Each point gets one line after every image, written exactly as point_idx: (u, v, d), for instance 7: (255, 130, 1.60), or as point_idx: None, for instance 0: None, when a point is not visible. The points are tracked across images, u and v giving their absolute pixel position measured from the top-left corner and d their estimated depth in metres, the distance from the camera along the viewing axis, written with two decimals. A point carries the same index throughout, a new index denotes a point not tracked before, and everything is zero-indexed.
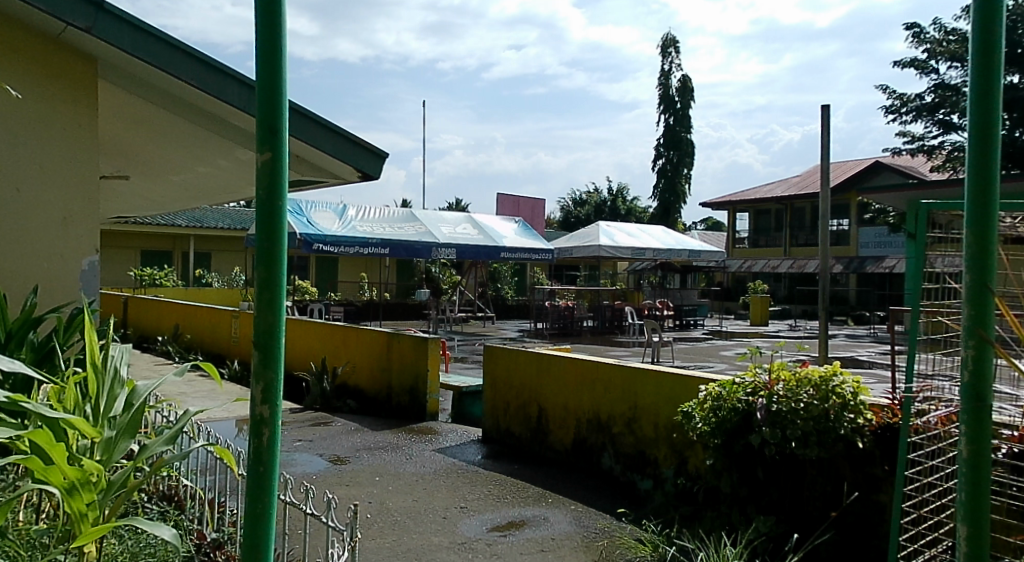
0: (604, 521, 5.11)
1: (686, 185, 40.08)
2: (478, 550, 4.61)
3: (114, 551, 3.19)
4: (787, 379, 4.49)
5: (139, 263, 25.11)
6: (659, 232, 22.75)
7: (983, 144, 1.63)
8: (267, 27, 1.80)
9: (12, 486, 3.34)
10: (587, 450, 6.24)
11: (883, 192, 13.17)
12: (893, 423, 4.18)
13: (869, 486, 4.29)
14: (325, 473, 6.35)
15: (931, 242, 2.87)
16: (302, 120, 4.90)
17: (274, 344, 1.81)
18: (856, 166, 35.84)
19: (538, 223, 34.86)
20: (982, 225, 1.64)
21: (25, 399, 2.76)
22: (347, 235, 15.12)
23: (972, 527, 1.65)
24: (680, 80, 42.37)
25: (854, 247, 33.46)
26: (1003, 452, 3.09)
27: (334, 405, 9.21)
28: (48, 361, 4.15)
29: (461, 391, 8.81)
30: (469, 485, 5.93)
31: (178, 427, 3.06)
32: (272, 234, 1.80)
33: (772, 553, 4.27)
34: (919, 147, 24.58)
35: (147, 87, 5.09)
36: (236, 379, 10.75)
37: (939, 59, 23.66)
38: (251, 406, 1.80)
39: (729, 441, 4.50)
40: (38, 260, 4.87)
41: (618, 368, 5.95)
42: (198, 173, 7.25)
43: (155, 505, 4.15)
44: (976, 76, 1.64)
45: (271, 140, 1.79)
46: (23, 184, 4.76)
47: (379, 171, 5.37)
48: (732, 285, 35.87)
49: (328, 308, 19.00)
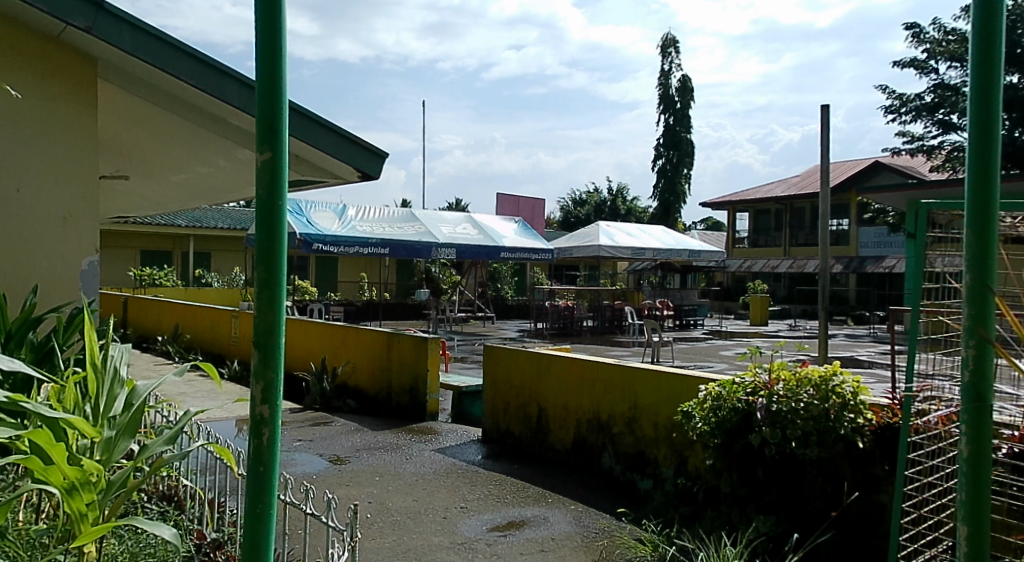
0: (604, 521, 5.11)
1: (686, 185, 40.07)
2: (479, 550, 4.60)
3: (115, 550, 3.19)
4: (787, 379, 4.48)
5: (139, 263, 25.11)
6: (659, 232, 22.74)
7: (983, 145, 1.63)
8: (266, 26, 1.79)
9: (12, 486, 3.34)
10: (587, 450, 6.24)
11: (884, 191, 13.16)
12: (893, 423, 4.18)
13: (869, 486, 4.29)
14: (325, 473, 6.35)
15: (931, 242, 2.88)
16: (302, 120, 4.90)
17: (274, 344, 1.81)
18: (856, 166, 35.83)
19: (537, 223, 34.86)
20: (983, 224, 1.64)
21: (25, 399, 2.76)
22: (347, 235, 15.12)
23: (972, 526, 1.65)
24: (680, 80, 42.35)
25: (854, 247, 33.46)
26: (1004, 452, 3.09)
27: (334, 405, 9.21)
28: (48, 360, 4.15)
29: (461, 391, 8.80)
30: (469, 485, 5.93)
31: (178, 427, 3.06)
32: (272, 233, 1.80)
33: (772, 553, 4.27)
34: (919, 147, 24.56)
35: (147, 87, 5.09)
36: (236, 379, 10.74)
37: (939, 58, 23.64)
38: (251, 405, 1.80)
39: (729, 441, 4.50)
40: (38, 260, 4.88)
41: (618, 368, 5.95)
42: (198, 172, 7.24)
43: (154, 505, 4.15)
44: (976, 76, 1.64)
45: (271, 139, 1.79)
46: (23, 184, 4.76)
47: (379, 171, 5.37)
48: (732, 285, 35.87)
49: (328, 308, 19.00)
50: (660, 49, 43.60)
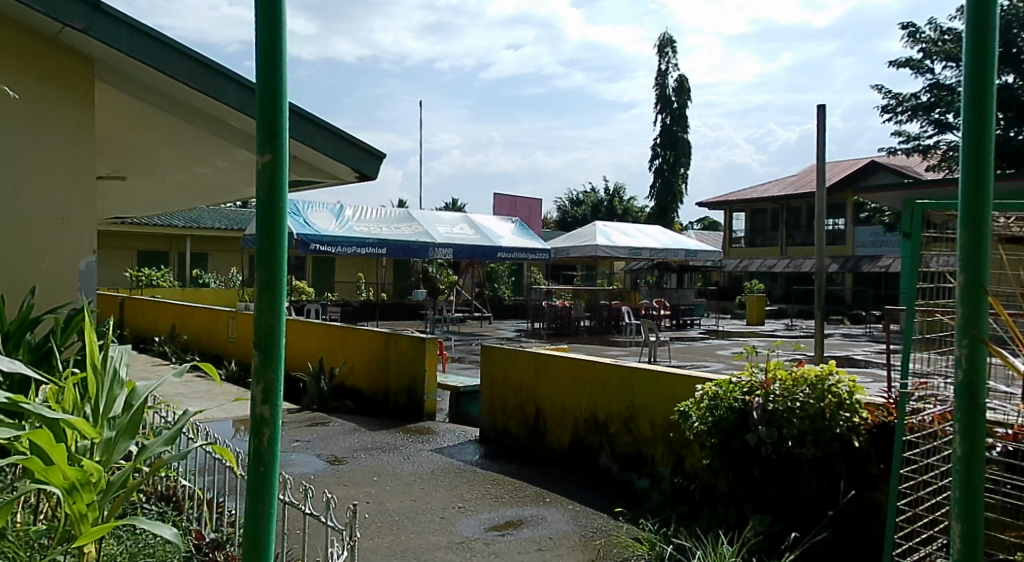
0: (602, 521, 5.12)
1: (683, 185, 40.19)
2: (476, 549, 4.61)
3: (114, 551, 3.21)
4: (784, 379, 4.50)
5: (135, 263, 25.20)
6: (657, 232, 22.74)
7: (977, 149, 1.65)
8: (267, 23, 1.80)
9: (12, 486, 3.35)
10: (585, 450, 6.25)
11: (878, 192, 13.25)
12: (887, 422, 4.21)
13: (865, 484, 4.31)
14: (323, 473, 6.38)
15: (925, 241, 2.91)
16: (300, 120, 4.92)
17: (274, 345, 1.82)
18: (852, 166, 35.96)
19: (534, 223, 34.92)
20: (975, 226, 1.66)
21: (25, 399, 2.74)
22: (345, 235, 15.14)
23: (966, 524, 1.65)
24: (677, 80, 42.43)
25: (851, 246, 33.60)
26: (997, 450, 3.15)
27: (332, 405, 9.23)
28: (46, 361, 4.15)
29: (459, 391, 8.83)
30: (467, 485, 5.94)
31: (177, 427, 3.04)
32: (272, 236, 1.81)
33: (768, 552, 4.28)
34: (915, 146, 24.65)
35: (145, 88, 5.13)
36: (234, 379, 10.80)
37: (934, 59, 23.75)
38: (251, 406, 1.82)
39: (726, 440, 4.53)
40: (35, 259, 4.88)
41: (617, 367, 5.95)
42: (195, 172, 7.22)
43: (153, 504, 4.18)
44: (970, 78, 1.65)
45: (271, 141, 1.80)
46: (21, 185, 4.77)
47: (376, 171, 5.41)
48: (728, 285, 35.99)
49: (325, 309, 19.20)
50: (657, 49, 43.67)
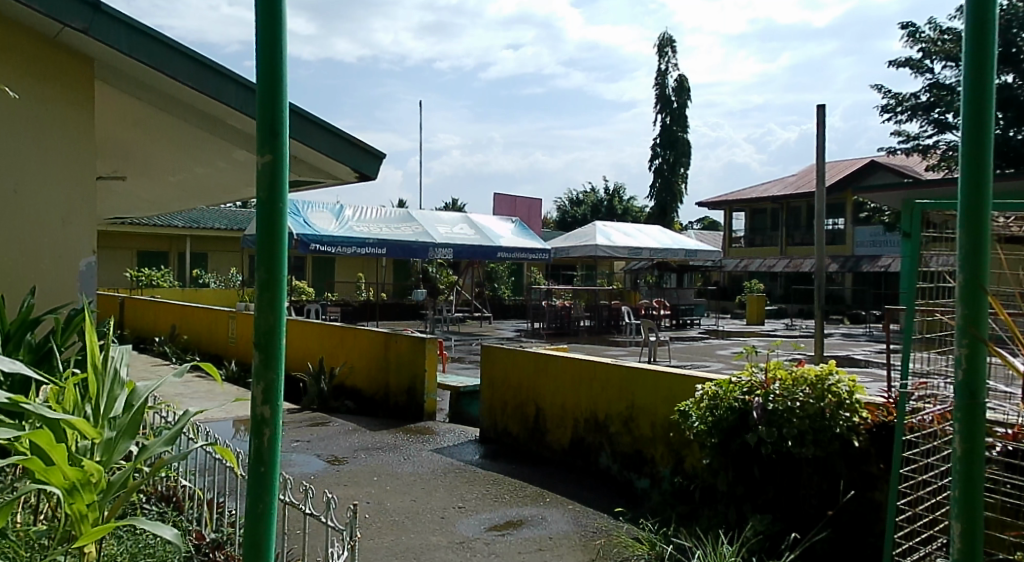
0: (602, 520, 5.13)
1: (683, 185, 40.21)
2: (476, 549, 4.62)
3: (114, 551, 3.21)
4: (784, 378, 4.50)
5: (135, 263, 25.21)
6: (657, 232, 22.74)
7: (976, 146, 1.65)
8: (267, 24, 1.81)
9: (12, 486, 3.36)
10: (585, 449, 6.25)
11: (876, 191, 13.27)
12: (888, 421, 4.22)
13: (865, 484, 4.31)
14: (323, 473, 6.38)
15: (925, 241, 2.92)
16: (300, 120, 4.93)
17: (275, 346, 1.82)
18: (852, 166, 35.98)
19: (534, 223, 34.92)
20: (975, 224, 1.66)
21: (25, 399, 2.74)
22: (345, 235, 15.15)
23: (965, 524, 1.65)
24: (676, 80, 42.46)
25: (850, 246, 33.61)
26: (997, 449, 3.16)
27: (332, 405, 9.23)
28: (47, 361, 4.15)
29: (458, 391, 8.84)
30: (467, 485, 5.94)
31: (178, 427, 3.04)
32: (272, 237, 1.81)
33: (768, 551, 4.29)
34: (914, 146, 24.65)
35: (144, 88, 5.13)
36: (234, 379, 10.80)
37: (934, 58, 23.76)
38: (252, 406, 1.82)
39: (725, 440, 4.54)
40: (35, 258, 4.88)
41: (617, 367, 5.95)
42: (194, 173, 7.23)
43: (153, 505, 4.18)
44: (969, 76, 1.65)
45: (272, 141, 1.80)
46: (22, 185, 4.78)
47: (376, 171, 5.41)
48: (728, 285, 36.00)
49: (325, 309, 19.20)
50: (657, 49, 43.69)
